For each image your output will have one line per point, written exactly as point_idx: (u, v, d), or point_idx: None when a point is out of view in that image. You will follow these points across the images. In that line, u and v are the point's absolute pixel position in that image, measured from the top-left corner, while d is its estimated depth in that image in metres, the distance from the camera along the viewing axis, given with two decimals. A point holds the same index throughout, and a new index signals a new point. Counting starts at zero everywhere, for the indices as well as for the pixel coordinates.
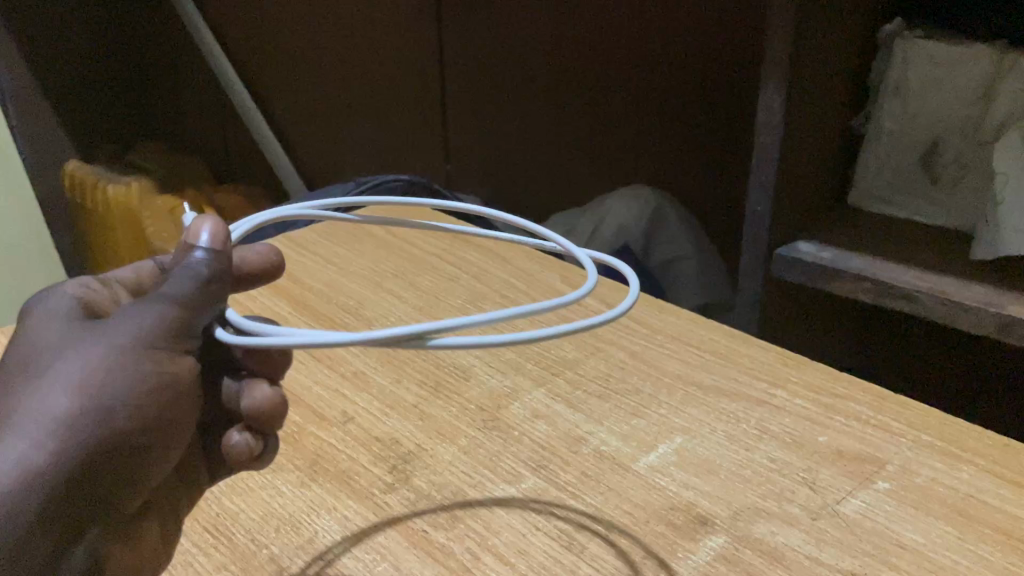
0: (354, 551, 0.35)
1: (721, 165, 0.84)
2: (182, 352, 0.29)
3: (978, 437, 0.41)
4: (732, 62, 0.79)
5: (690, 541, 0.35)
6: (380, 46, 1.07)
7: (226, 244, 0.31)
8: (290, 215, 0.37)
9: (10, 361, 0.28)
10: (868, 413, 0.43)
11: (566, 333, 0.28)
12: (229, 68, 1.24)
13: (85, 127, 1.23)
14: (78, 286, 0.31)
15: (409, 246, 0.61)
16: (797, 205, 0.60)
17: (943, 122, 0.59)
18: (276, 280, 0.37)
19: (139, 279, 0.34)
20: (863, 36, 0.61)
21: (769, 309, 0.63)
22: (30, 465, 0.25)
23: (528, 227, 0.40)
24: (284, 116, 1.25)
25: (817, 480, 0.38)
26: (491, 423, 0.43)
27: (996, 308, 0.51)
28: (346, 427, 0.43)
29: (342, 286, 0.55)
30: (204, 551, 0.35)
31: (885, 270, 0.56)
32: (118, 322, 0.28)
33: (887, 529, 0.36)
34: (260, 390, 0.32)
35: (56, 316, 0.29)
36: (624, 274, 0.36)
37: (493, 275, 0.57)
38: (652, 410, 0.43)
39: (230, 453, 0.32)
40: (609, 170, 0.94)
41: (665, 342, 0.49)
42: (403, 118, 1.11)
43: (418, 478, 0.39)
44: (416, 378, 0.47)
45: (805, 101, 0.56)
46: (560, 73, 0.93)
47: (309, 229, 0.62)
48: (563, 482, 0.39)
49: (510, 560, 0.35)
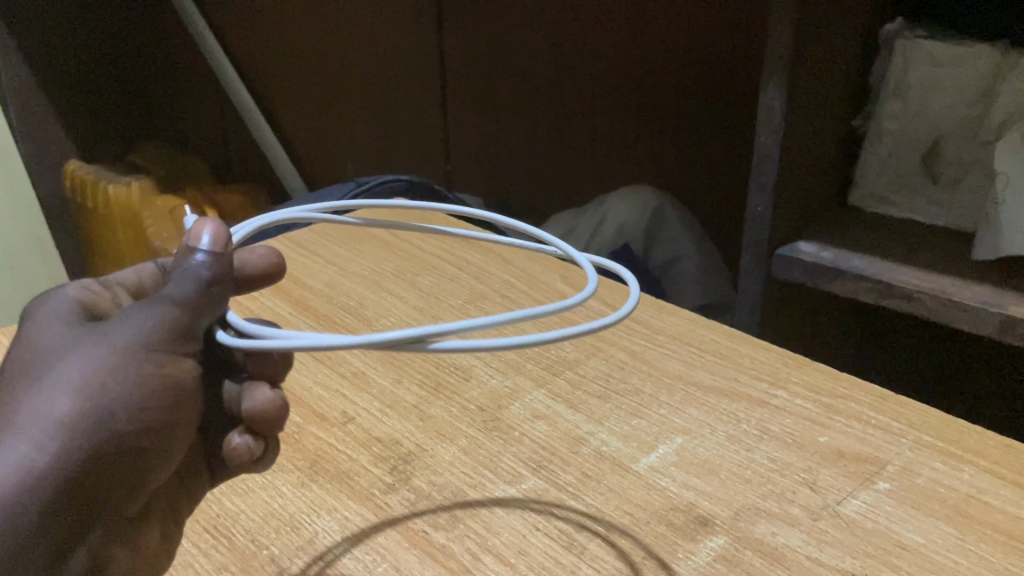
0: (354, 552, 0.35)
1: (722, 165, 0.84)
2: (183, 354, 0.29)
3: (978, 437, 0.41)
4: (732, 61, 0.79)
5: (690, 542, 0.35)
6: (380, 46, 1.07)
7: (227, 246, 0.30)
8: (291, 216, 0.37)
9: (11, 363, 0.28)
10: (868, 414, 0.43)
11: (565, 336, 0.28)
12: (229, 68, 1.24)
13: (84, 127, 1.23)
14: (79, 289, 0.31)
15: (409, 246, 0.61)
16: (797, 205, 0.60)
17: (944, 122, 0.59)
18: (277, 282, 0.37)
19: (141, 281, 0.34)
20: (863, 36, 0.61)
21: (769, 309, 0.63)
22: (31, 467, 0.25)
23: (528, 231, 0.40)
24: (284, 115, 1.25)
25: (817, 480, 0.38)
26: (492, 424, 0.43)
27: (997, 308, 0.51)
28: (346, 427, 0.43)
29: (342, 286, 0.55)
30: (204, 552, 0.35)
31: (886, 270, 0.55)
32: (118, 325, 0.28)
33: (887, 529, 0.36)
34: (260, 392, 0.32)
35: (56, 318, 0.29)
36: (624, 277, 0.36)
37: (494, 276, 0.57)
38: (652, 410, 0.43)
39: (230, 454, 0.32)
40: (610, 170, 0.94)
41: (665, 342, 0.49)
42: (403, 118, 1.11)
43: (418, 478, 0.39)
44: (416, 378, 0.47)
45: (806, 100, 0.56)
46: (561, 73, 0.93)
47: (309, 229, 0.62)
48: (563, 483, 0.39)
49: (510, 560, 0.35)
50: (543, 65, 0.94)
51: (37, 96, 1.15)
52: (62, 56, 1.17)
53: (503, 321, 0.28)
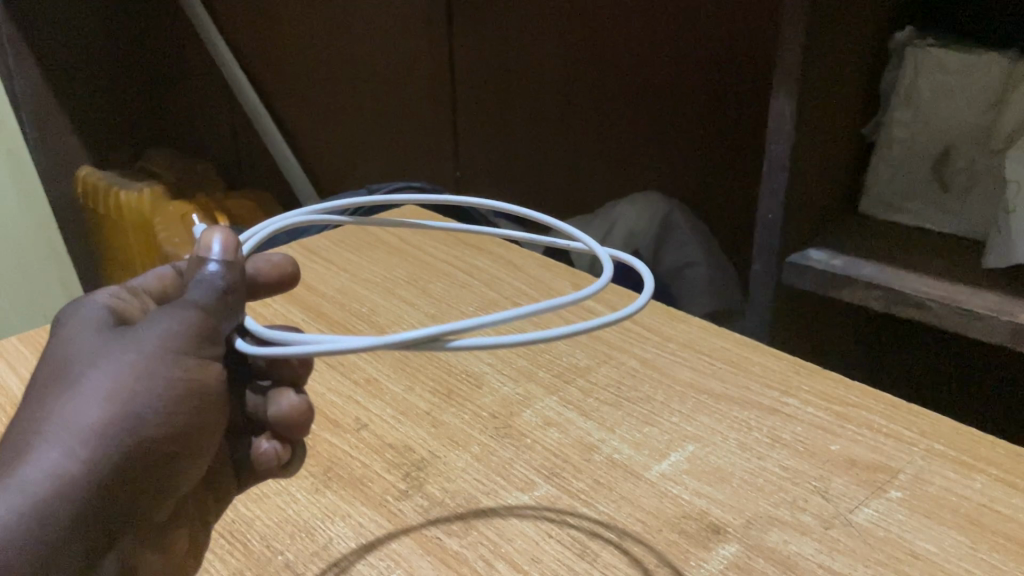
0: (368, 558, 0.35)
1: (734, 170, 0.84)
2: (209, 359, 0.29)
3: (990, 446, 0.41)
4: (743, 69, 0.79)
5: (701, 550, 0.35)
6: (389, 54, 1.08)
7: (237, 254, 0.31)
8: (303, 221, 0.37)
9: (43, 368, 0.29)
10: (880, 422, 0.43)
11: (583, 332, 0.28)
12: (242, 77, 1.25)
13: (97, 134, 1.24)
14: (110, 296, 0.32)
15: (421, 254, 0.61)
16: (809, 215, 0.61)
17: (955, 129, 0.59)
18: (292, 288, 0.37)
19: (164, 287, 0.34)
20: (875, 45, 0.61)
21: (781, 318, 0.63)
22: (64, 473, 0.25)
23: (541, 221, 0.40)
24: (296, 122, 1.26)
25: (829, 489, 0.38)
26: (504, 430, 0.43)
27: (1008, 316, 0.51)
28: (359, 434, 0.43)
29: (354, 293, 0.56)
30: (220, 557, 0.36)
31: (897, 278, 0.56)
32: (147, 329, 0.29)
33: (900, 538, 0.36)
34: (287, 398, 0.33)
35: (87, 324, 0.30)
36: (640, 273, 0.35)
37: (506, 283, 0.57)
38: (664, 418, 0.44)
39: (259, 460, 0.33)
40: (623, 176, 0.95)
41: (676, 350, 0.49)
42: (411, 126, 1.11)
43: (430, 485, 0.40)
44: (428, 385, 0.47)
45: (817, 106, 0.56)
46: (572, 82, 0.93)
47: (321, 237, 0.63)
48: (575, 490, 0.39)
49: (523, 566, 0.35)
50: (554, 70, 0.94)
51: (50, 101, 1.15)
52: (76, 68, 1.17)
53: (518, 316, 0.28)
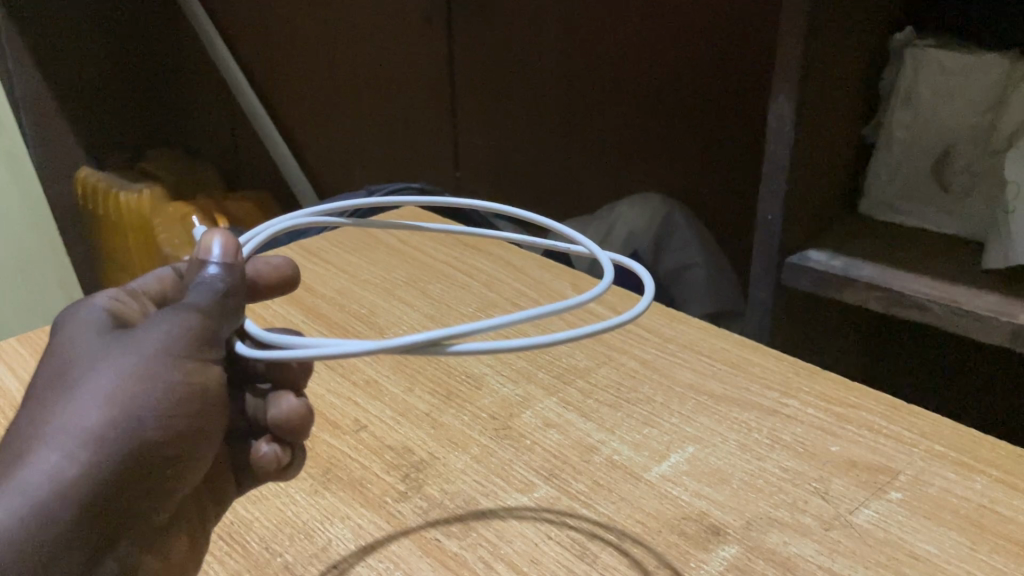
0: (368, 560, 0.35)
1: (733, 170, 0.84)
2: (208, 361, 0.29)
3: (991, 447, 0.41)
4: (743, 69, 0.79)
5: (702, 551, 0.35)
6: (388, 55, 1.08)
7: (237, 256, 0.31)
8: (303, 223, 0.37)
9: (43, 371, 0.28)
10: (880, 423, 0.43)
11: (584, 336, 0.28)
12: (241, 77, 1.25)
13: (97, 136, 1.24)
14: (109, 299, 0.32)
15: (420, 255, 0.61)
16: (808, 215, 0.61)
17: (954, 130, 0.59)
18: (293, 290, 0.37)
19: (164, 290, 0.34)
20: (874, 46, 0.61)
21: (781, 318, 0.63)
22: (63, 476, 0.25)
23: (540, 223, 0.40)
24: (295, 122, 1.26)
25: (830, 490, 0.38)
26: (503, 431, 0.43)
27: (1008, 316, 0.50)
28: (358, 435, 0.43)
29: (354, 294, 0.56)
30: (219, 559, 0.35)
31: (897, 279, 0.55)
32: (146, 332, 0.29)
33: (901, 539, 0.36)
34: (286, 401, 0.33)
35: (87, 327, 0.30)
36: (641, 276, 0.35)
37: (505, 284, 0.57)
38: (664, 419, 0.44)
39: (259, 463, 0.33)
40: (622, 176, 0.95)
41: (676, 351, 0.49)
42: (410, 126, 1.11)
43: (430, 486, 0.40)
44: (428, 386, 0.47)
45: (816, 106, 0.56)
46: (572, 82, 0.93)
47: (320, 237, 0.63)
48: (575, 491, 0.39)
49: (522, 567, 0.35)
50: (553, 71, 0.94)
51: (50, 103, 1.16)
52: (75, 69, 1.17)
53: (518, 320, 0.28)
